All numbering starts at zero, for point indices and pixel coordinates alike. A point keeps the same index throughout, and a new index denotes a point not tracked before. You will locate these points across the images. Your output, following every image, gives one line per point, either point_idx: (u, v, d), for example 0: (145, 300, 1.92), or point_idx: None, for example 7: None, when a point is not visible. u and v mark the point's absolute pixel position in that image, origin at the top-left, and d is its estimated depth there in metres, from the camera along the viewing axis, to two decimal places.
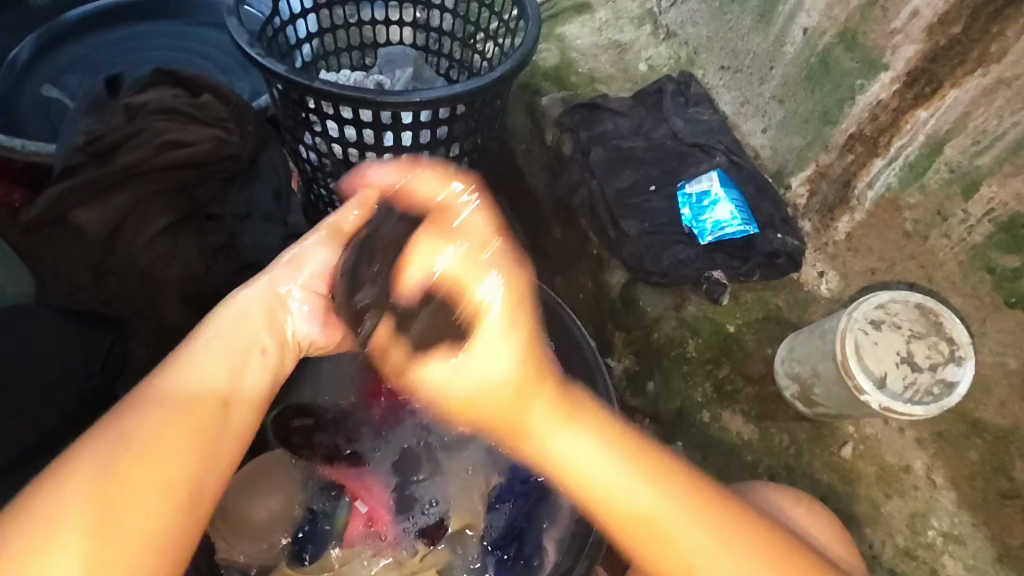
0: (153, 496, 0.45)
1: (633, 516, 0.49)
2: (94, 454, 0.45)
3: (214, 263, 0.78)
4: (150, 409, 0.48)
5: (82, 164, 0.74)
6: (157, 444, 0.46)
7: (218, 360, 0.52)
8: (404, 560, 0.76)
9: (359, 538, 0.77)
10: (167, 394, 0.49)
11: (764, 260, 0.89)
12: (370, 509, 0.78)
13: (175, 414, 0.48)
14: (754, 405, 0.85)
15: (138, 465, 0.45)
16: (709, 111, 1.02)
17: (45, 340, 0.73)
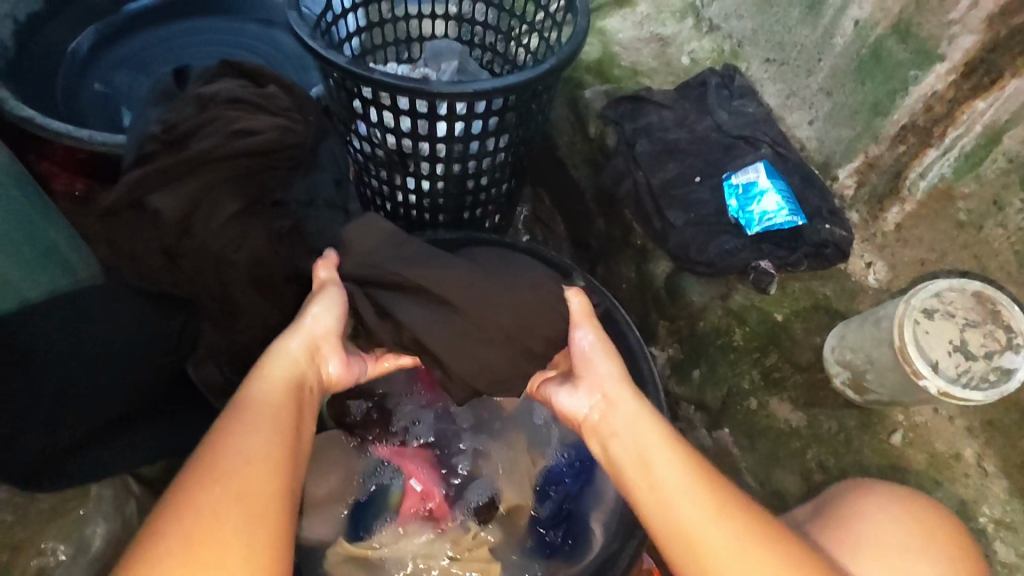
0: (265, 468, 0.56)
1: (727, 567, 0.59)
2: (215, 476, 0.54)
3: (281, 247, 0.79)
4: (243, 443, 0.57)
5: (156, 152, 0.75)
6: (256, 430, 0.58)
7: (291, 379, 0.64)
8: (458, 539, 0.87)
9: (413, 511, 0.89)
10: (256, 401, 0.61)
11: (812, 250, 0.90)
12: (424, 488, 0.90)
13: (264, 412, 0.60)
14: (802, 393, 0.86)
15: (247, 452, 0.56)
16: (754, 104, 1.03)
17: (121, 318, 0.71)
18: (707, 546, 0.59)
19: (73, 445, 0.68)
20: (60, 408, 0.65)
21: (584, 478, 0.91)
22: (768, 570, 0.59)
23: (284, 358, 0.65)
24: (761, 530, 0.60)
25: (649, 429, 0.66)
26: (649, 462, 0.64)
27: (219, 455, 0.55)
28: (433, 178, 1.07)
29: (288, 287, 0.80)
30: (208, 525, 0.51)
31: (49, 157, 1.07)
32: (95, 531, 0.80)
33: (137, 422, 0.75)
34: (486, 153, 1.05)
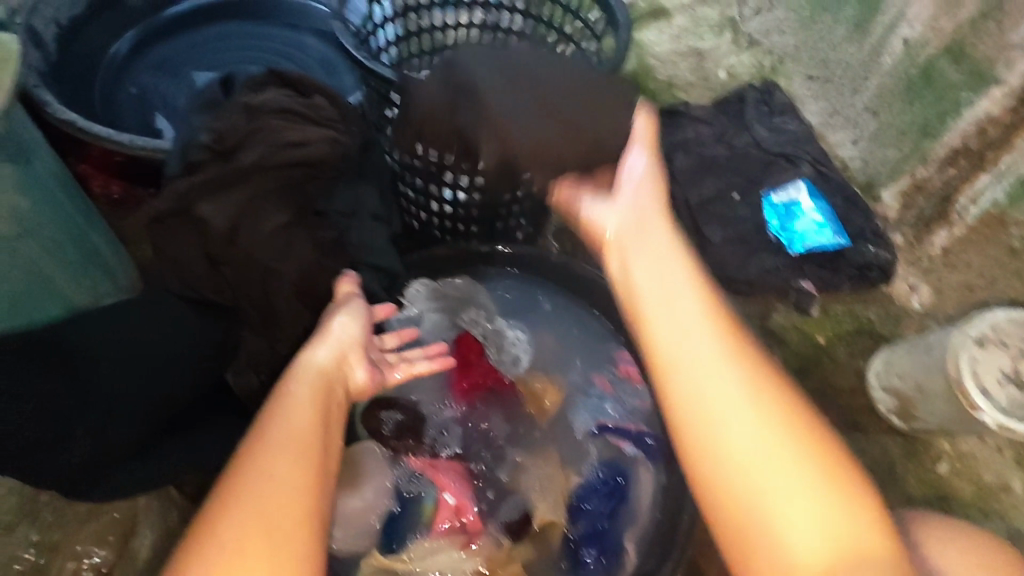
0: (288, 484, 0.52)
1: (710, 401, 0.53)
2: (237, 498, 0.51)
3: (325, 258, 0.78)
4: (264, 459, 0.54)
5: (205, 161, 0.75)
6: (278, 445, 0.55)
7: (312, 391, 0.62)
8: (492, 555, 0.88)
9: (446, 525, 0.89)
10: (277, 416, 0.58)
11: (855, 273, 0.90)
12: (457, 501, 0.90)
13: (287, 426, 0.57)
14: (843, 417, 0.83)
15: (267, 468, 0.53)
16: (794, 121, 1.02)
17: (166, 326, 0.72)
18: (722, 422, 0.52)
19: (119, 454, 0.67)
20: (110, 412, 0.65)
21: (618, 496, 0.91)
22: (795, 464, 0.50)
23: (305, 374, 0.63)
24: (798, 422, 0.52)
25: (685, 284, 0.59)
26: (658, 290, 0.59)
27: (244, 475, 0.53)
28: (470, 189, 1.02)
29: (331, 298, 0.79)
30: (230, 548, 0.48)
31: (86, 160, 1.07)
32: (142, 542, 0.80)
33: (179, 430, 0.73)
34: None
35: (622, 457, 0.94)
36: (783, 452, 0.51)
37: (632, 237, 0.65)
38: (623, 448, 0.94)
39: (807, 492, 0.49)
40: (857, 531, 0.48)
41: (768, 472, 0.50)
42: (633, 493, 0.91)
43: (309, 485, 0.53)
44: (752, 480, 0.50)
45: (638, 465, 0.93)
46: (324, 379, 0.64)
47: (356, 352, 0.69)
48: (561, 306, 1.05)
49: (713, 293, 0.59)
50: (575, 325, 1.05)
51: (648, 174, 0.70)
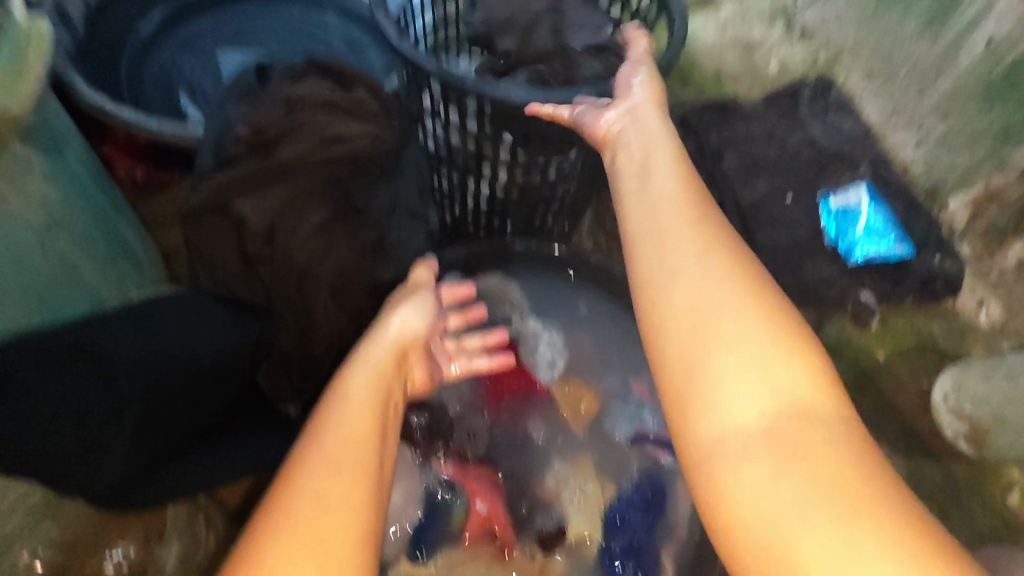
0: (348, 493, 0.49)
1: (678, 305, 0.49)
2: (292, 508, 0.48)
3: (365, 260, 0.75)
4: (325, 462, 0.51)
5: (243, 155, 0.72)
6: (339, 449, 0.52)
7: (369, 391, 0.59)
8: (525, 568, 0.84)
9: (475, 533, 0.84)
10: (335, 417, 0.55)
11: (918, 285, 0.84)
12: (489, 509, 0.85)
13: (347, 428, 0.54)
14: (900, 440, 0.82)
15: (328, 474, 0.50)
16: (851, 120, 0.97)
17: (201, 327, 0.68)
18: (681, 288, 0.50)
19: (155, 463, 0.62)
20: (150, 411, 0.60)
21: (656, 510, 0.85)
22: (756, 339, 0.46)
23: (364, 371, 0.61)
24: (758, 292, 0.48)
25: (667, 164, 0.59)
26: (650, 199, 0.56)
27: (302, 479, 0.50)
28: (508, 185, 0.96)
29: (365, 299, 0.76)
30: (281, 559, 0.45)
31: (111, 144, 1.03)
32: (168, 552, 0.77)
33: (215, 434, 0.70)
34: (564, 158, 0.92)
35: (660, 468, 0.89)
36: (754, 377, 0.44)
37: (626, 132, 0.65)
38: (661, 458, 0.89)
39: (758, 357, 0.45)
40: (796, 386, 0.44)
41: (733, 397, 0.44)
42: (672, 504, 0.85)
43: (362, 487, 0.50)
44: (699, 342, 0.47)
45: (676, 476, 0.87)
46: (385, 380, 0.62)
47: (420, 350, 0.70)
48: (605, 308, 1.00)
49: (697, 189, 0.57)
50: (612, 329, 0.99)
51: (645, 97, 0.68)
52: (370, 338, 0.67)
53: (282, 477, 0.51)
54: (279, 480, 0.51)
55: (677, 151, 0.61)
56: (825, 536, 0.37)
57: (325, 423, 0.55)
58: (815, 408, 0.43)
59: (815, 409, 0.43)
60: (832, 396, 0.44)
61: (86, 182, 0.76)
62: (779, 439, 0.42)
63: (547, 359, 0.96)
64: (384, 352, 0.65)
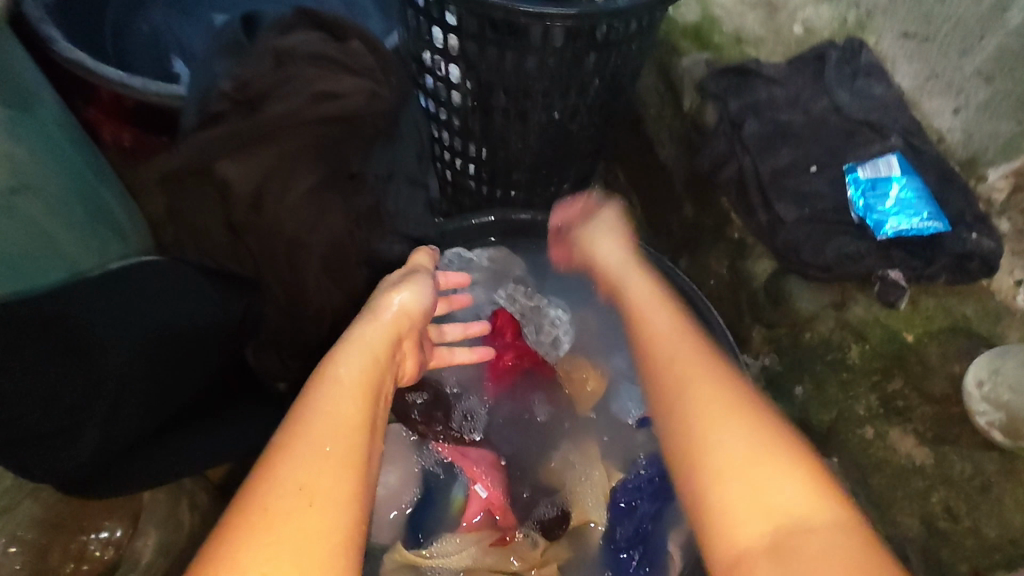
0: (341, 483, 0.46)
1: (681, 419, 0.51)
2: (278, 493, 0.44)
3: (359, 229, 0.71)
4: (318, 446, 0.47)
5: (226, 112, 0.64)
6: (334, 433, 0.48)
7: (367, 372, 0.55)
8: (525, 556, 0.79)
9: (475, 519, 0.81)
10: (331, 396, 0.51)
11: (952, 262, 0.78)
12: (488, 493, 0.82)
13: (344, 411, 0.50)
14: (929, 426, 0.76)
15: (322, 459, 0.46)
16: (882, 85, 0.90)
17: (186, 298, 0.63)
18: (671, 415, 0.52)
19: (135, 443, 0.59)
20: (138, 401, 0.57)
21: (663, 496, 0.80)
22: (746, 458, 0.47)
23: (363, 351, 0.57)
24: (743, 408, 0.50)
25: (649, 295, 0.68)
26: (657, 321, 0.61)
27: (293, 461, 0.46)
28: (518, 151, 0.90)
29: (361, 271, 0.73)
30: (264, 551, 0.41)
31: (99, 104, 0.95)
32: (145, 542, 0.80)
33: (198, 411, 0.67)
34: (579, 114, 0.86)
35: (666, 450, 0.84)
36: (753, 488, 0.45)
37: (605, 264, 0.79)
38: None
39: (754, 468, 0.46)
40: (789, 497, 0.44)
41: (740, 509, 0.45)
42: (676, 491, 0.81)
43: (347, 482, 0.46)
44: (703, 454, 0.48)
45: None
46: (383, 364, 0.58)
47: (415, 339, 0.65)
48: (608, 282, 0.95)
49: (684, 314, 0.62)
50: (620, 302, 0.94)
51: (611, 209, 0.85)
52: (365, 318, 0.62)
53: (268, 453, 0.47)
54: (264, 457, 0.47)
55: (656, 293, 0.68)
56: None
57: (312, 404, 0.50)
58: (817, 518, 0.43)
59: (814, 520, 0.43)
60: (829, 502, 0.44)
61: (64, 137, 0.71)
62: (785, 551, 0.42)
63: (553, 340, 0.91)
64: (382, 334, 0.60)
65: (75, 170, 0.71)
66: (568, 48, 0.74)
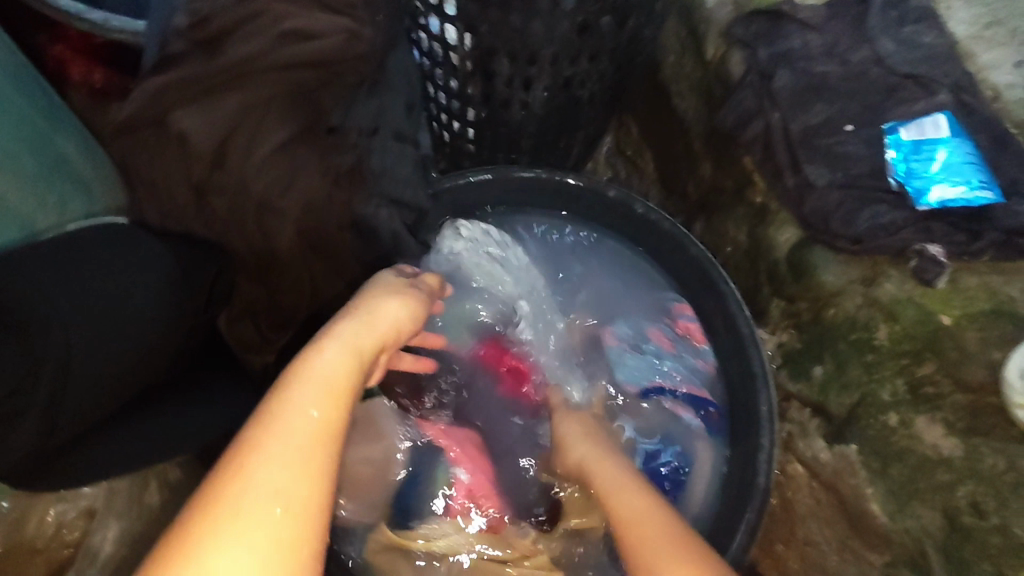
0: (309, 493, 0.40)
1: None
2: (239, 493, 0.39)
3: (338, 190, 0.63)
4: (292, 445, 0.42)
5: (184, 52, 0.55)
6: (311, 433, 0.43)
7: (349, 372, 0.49)
8: (516, 545, 0.71)
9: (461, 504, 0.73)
10: (314, 392, 0.46)
11: (1000, 237, 0.70)
12: (472, 479, 0.74)
13: (324, 409, 0.45)
14: (961, 416, 0.69)
15: (295, 463, 0.41)
16: (932, 33, 0.79)
17: (139, 267, 0.57)
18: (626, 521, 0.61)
19: (85, 431, 0.53)
20: (86, 384, 0.51)
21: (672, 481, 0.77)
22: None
23: (348, 350, 0.51)
24: None
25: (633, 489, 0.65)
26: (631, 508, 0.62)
27: (259, 458, 0.41)
28: (519, 118, 0.83)
29: (345, 237, 0.66)
30: (213, 556, 0.36)
31: (66, 41, 0.81)
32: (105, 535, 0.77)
33: (158, 395, 0.60)
34: (588, 78, 0.80)
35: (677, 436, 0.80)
36: None
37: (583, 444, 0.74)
38: (681, 416, 0.80)
39: None
40: None
41: None
42: (692, 484, 0.76)
43: (309, 500, 0.40)
44: None
45: (695, 438, 0.79)
46: (366, 367, 0.52)
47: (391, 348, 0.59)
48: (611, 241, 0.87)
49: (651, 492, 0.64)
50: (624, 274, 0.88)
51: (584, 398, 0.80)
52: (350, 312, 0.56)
53: (234, 445, 0.42)
54: (230, 450, 0.42)
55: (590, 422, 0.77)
56: None
57: (287, 406, 0.44)
58: None
59: None
60: None
61: (28, 73, 0.60)
62: None
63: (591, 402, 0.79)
64: (369, 333, 0.54)
65: (46, 113, 0.60)
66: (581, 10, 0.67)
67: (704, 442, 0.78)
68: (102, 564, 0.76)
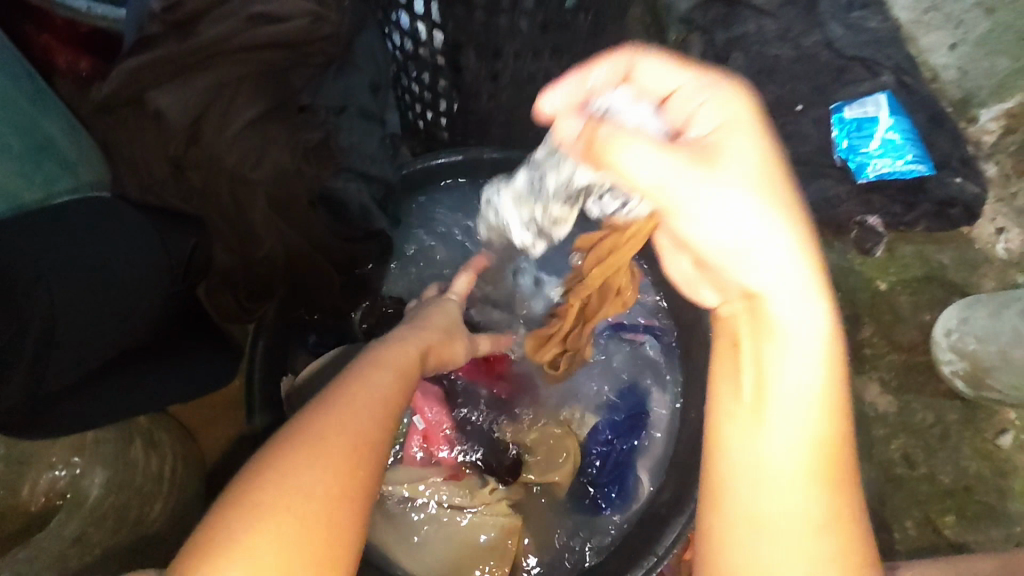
0: (370, 457, 0.45)
1: (760, 455, 0.42)
2: (310, 442, 0.43)
3: (307, 163, 0.68)
4: (357, 415, 0.46)
5: (160, 35, 0.63)
6: (379, 411, 0.48)
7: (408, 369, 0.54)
8: (473, 492, 0.73)
9: (417, 452, 0.75)
10: (375, 378, 0.51)
11: (933, 209, 0.76)
12: (428, 426, 0.75)
13: (385, 391, 0.50)
14: (895, 374, 0.76)
15: (363, 434, 0.45)
16: (878, 18, 0.83)
17: (118, 238, 0.60)
18: (786, 385, 0.41)
19: (66, 387, 0.56)
20: (78, 339, 0.55)
21: (636, 422, 0.78)
22: (819, 524, 0.40)
23: (402, 352, 0.56)
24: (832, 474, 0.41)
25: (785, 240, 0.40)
26: (779, 280, 0.40)
27: (332, 414, 0.45)
28: (488, 108, 0.86)
29: (316, 212, 0.71)
30: (287, 490, 0.40)
31: (51, 29, 0.85)
32: (92, 480, 0.71)
33: (137, 356, 0.64)
34: (551, 72, 0.83)
35: (642, 374, 0.81)
36: (811, 527, 0.40)
37: (670, 200, 0.39)
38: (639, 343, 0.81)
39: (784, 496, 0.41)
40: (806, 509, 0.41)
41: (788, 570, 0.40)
42: (651, 426, 0.78)
43: (370, 464, 0.44)
44: (764, 468, 0.42)
45: (654, 368, 0.81)
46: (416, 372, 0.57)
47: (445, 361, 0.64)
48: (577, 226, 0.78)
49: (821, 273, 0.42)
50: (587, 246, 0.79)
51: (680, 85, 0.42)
52: (413, 323, 0.64)
53: (307, 407, 0.47)
54: (304, 408, 0.47)
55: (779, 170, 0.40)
56: (803, 553, 0.40)
57: (355, 384, 0.49)
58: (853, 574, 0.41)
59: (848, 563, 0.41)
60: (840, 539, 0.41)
61: (9, 59, 0.64)
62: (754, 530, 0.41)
63: (539, 207, 0.49)
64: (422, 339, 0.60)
65: (31, 99, 0.64)
66: (540, 11, 0.71)
67: (661, 383, 0.80)
68: (91, 509, 0.69)
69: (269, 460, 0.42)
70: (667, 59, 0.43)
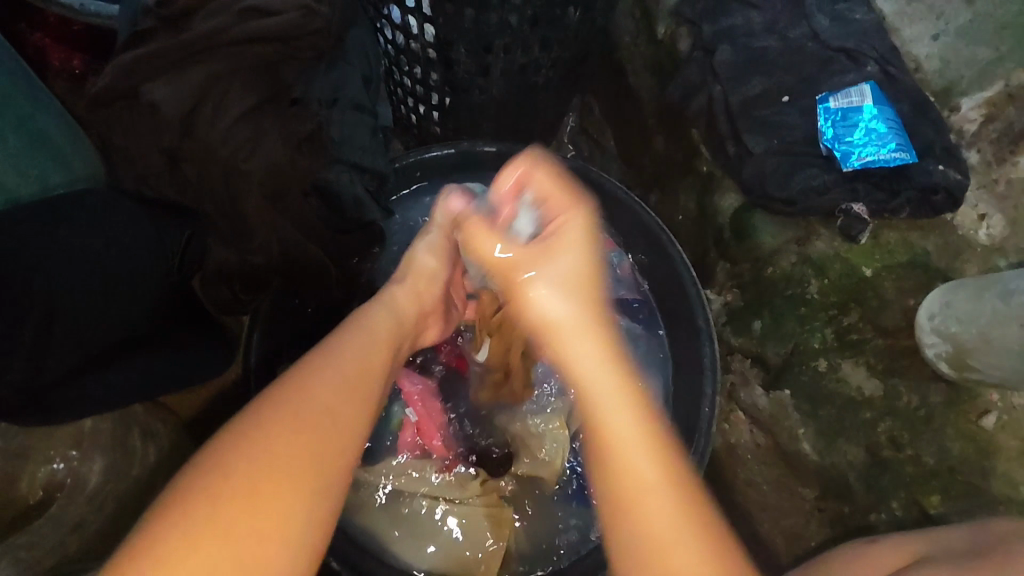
0: (342, 417, 0.47)
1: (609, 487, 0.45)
2: (288, 403, 0.46)
3: (301, 155, 0.70)
4: (331, 378, 0.49)
5: (153, 30, 0.66)
6: (356, 377, 0.51)
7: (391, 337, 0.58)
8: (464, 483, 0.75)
9: (410, 444, 0.77)
10: (355, 344, 0.54)
11: (917, 195, 0.76)
12: (421, 418, 0.77)
13: (364, 356, 0.53)
14: (882, 359, 0.77)
15: (338, 394, 0.48)
16: (863, 10, 0.84)
17: (116, 227, 0.61)
18: (611, 414, 0.46)
19: (67, 374, 0.58)
20: (76, 327, 0.56)
21: None
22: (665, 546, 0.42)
23: (384, 317, 0.61)
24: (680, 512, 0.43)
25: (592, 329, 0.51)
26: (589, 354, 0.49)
27: (306, 376, 0.49)
28: (481, 101, 0.87)
29: (310, 202, 0.72)
30: (256, 442, 0.43)
31: (44, 27, 0.85)
32: (91, 467, 0.71)
33: (135, 343, 0.65)
34: (541, 66, 0.84)
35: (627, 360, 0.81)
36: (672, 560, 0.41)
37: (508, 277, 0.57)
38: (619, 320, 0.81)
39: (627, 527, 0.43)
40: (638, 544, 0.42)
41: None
42: None
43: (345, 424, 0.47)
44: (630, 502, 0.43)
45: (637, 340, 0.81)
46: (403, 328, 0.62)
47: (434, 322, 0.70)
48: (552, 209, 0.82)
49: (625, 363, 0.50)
50: None
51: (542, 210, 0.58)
52: (395, 282, 0.67)
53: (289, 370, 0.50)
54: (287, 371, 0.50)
55: (590, 278, 0.55)
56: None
57: (334, 348, 0.53)
58: None
59: None
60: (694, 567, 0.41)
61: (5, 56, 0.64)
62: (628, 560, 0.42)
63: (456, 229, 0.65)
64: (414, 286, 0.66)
65: (25, 91, 0.64)
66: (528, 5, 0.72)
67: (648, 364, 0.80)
68: (92, 496, 0.70)
69: (249, 409, 0.46)
70: (549, 174, 0.59)
